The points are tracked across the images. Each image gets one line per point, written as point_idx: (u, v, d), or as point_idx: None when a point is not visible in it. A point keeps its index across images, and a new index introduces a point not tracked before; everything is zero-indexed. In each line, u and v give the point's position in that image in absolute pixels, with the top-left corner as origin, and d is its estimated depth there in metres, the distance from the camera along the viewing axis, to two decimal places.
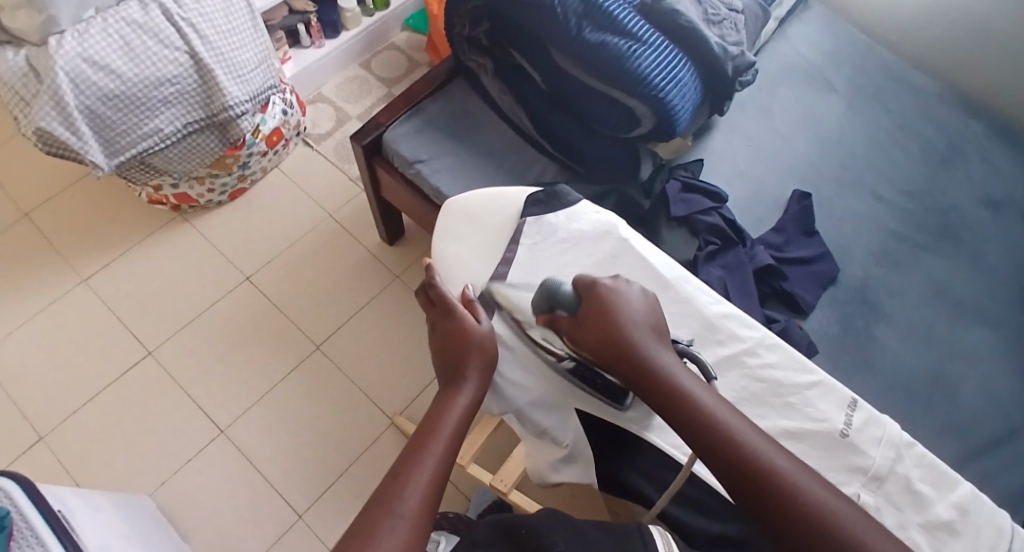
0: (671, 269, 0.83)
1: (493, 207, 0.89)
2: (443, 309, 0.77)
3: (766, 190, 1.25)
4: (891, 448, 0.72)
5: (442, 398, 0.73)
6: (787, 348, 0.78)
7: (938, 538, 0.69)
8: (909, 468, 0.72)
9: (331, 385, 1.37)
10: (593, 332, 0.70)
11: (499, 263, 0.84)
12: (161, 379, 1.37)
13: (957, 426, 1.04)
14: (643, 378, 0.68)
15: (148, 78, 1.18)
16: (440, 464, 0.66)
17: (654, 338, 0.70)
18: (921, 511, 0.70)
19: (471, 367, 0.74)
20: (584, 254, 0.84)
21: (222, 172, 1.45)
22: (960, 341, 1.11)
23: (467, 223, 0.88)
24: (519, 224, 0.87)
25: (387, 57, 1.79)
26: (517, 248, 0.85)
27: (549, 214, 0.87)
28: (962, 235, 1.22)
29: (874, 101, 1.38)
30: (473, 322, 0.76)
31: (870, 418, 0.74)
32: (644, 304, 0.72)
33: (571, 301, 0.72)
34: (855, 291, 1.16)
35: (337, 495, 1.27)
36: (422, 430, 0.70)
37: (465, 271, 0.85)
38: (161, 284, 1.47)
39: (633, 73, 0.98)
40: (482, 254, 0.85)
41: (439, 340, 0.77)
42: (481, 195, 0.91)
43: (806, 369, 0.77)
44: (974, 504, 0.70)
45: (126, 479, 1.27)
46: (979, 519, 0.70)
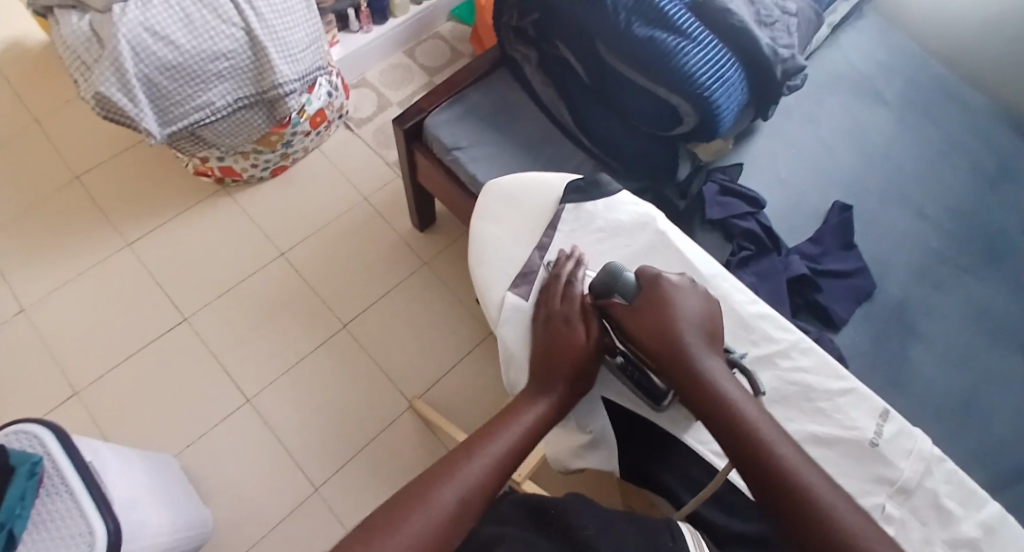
0: (707, 266, 0.83)
1: (534, 192, 0.90)
2: (556, 310, 0.75)
3: (806, 200, 1.24)
4: (921, 461, 0.71)
5: (520, 394, 0.73)
6: (822, 352, 0.77)
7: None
8: (938, 484, 0.70)
9: (355, 364, 1.40)
10: (646, 325, 0.69)
11: (534, 249, 0.85)
12: (193, 345, 1.41)
13: (988, 452, 1.02)
14: (687, 379, 0.67)
15: (203, 52, 1.21)
16: (502, 462, 0.66)
17: (708, 344, 0.69)
18: (947, 528, 0.69)
19: (557, 373, 0.72)
20: (621, 244, 0.84)
21: (266, 149, 1.48)
22: (996, 366, 1.09)
23: (506, 205, 0.89)
24: (558, 210, 0.87)
25: (432, 45, 1.81)
26: (555, 234, 0.85)
27: (588, 203, 0.87)
28: (1007, 259, 1.19)
29: (923, 117, 1.35)
30: (582, 329, 0.73)
31: (902, 430, 0.73)
32: (703, 309, 0.70)
33: (631, 289, 0.71)
34: (890, 308, 1.14)
35: (355, 472, 1.29)
36: (492, 422, 0.70)
37: (500, 252, 0.85)
38: (199, 253, 1.51)
39: (680, 71, 0.98)
40: (517, 237, 0.86)
41: (543, 337, 0.74)
42: (522, 180, 0.91)
43: (839, 376, 0.75)
44: (1002, 524, 0.69)
45: (153, 439, 1.31)
46: (1005, 540, 0.68)
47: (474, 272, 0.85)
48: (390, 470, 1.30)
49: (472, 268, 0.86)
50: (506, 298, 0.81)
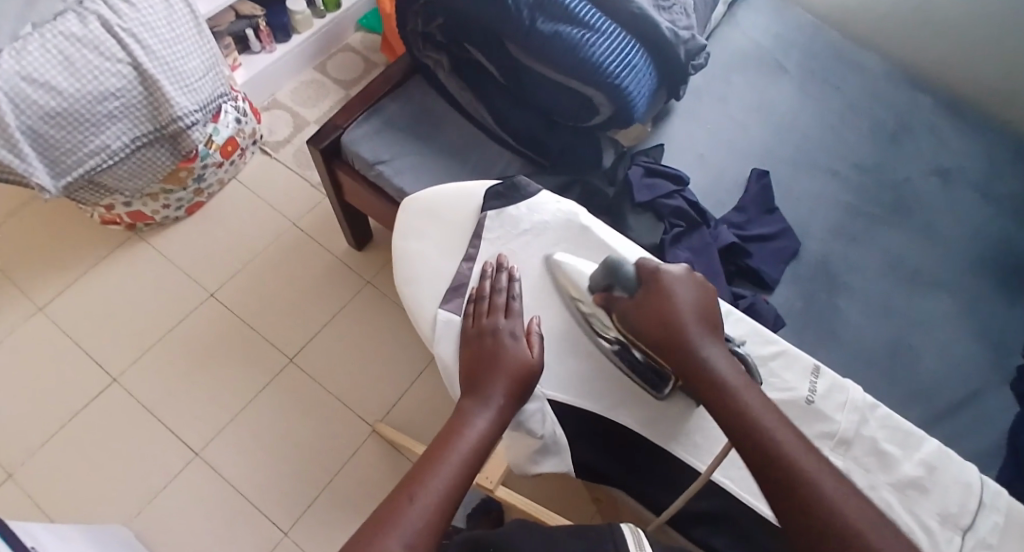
0: (631, 254, 0.85)
1: (454, 204, 0.89)
2: (484, 326, 0.76)
3: (726, 171, 1.27)
4: (855, 411, 0.74)
5: (459, 416, 0.71)
6: (751, 322, 0.81)
7: (908, 496, 0.71)
8: (874, 430, 0.74)
9: (305, 397, 1.35)
10: (651, 317, 0.71)
11: (464, 260, 0.84)
12: (129, 404, 1.33)
13: (921, 389, 1.08)
14: (688, 366, 0.68)
15: (90, 93, 1.14)
16: (444, 496, 0.64)
17: (707, 331, 0.70)
18: (890, 471, 0.72)
19: (497, 391, 0.72)
20: (547, 244, 0.84)
21: (176, 187, 1.41)
22: (918, 307, 1.15)
23: (430, 220, 0.88)
24: (481, 219, 0.86)
25: (341, 59, 1.77)
26: (481, 244, 0.85)
27: (510, 206, 0.87)
28: (915, 205, 1.26)
29: (824, 78, 1.41)
30: (509, 340, 0.75)
31: (833, 384, 0.76)
32: (702, 298, 0.72)
33: (632, 282, 0.73)
34: (816, 265, 1.19)
35: (320, 508, 1.25)
36: (432, 452, 0.68)
37: (430, 270, 0.84)
38: (121, 305, 1.43)
39: (589, 63, 0.99)
40: (445, 252, 0.85)
41: (471, 353, 0.76)
42: (444, 191, 0.90)
43: (770, 341, 0.79)
44: (941, 460, 0.73)
45: (98, 510, 1.24)
46: (946, 475, 0.72)
47: (407, 292, 0.84)
48: (357, 500, 1.27)
49: (405, 288, 0.84)
50: (438, 314, 0.81)
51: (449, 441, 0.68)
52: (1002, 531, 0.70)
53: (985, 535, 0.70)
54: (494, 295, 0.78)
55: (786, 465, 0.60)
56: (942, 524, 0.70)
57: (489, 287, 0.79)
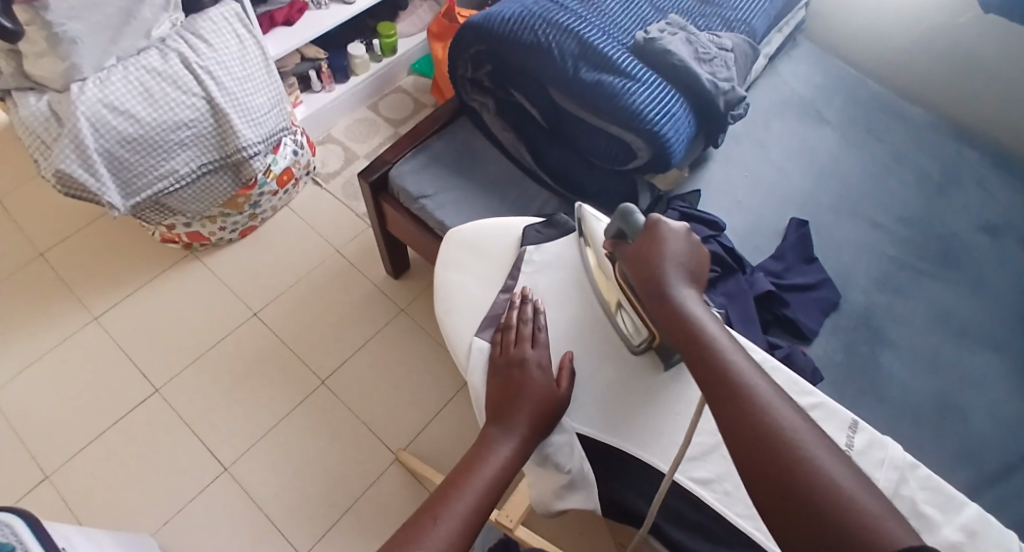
0: None
1: (494, 237, 0.93)
2: (509, 353, 0.78)
3: (764, 219, 1.28)
4: (894, 470, 0.73)
5: (484, 442, 0.74)
6: (788, 371, 0.80)
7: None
8: (914, 490, 0.72)
9: (337, 421, 1.38)
10: (638, 262, 0.73)
11: (500, 291, 0.86)
12: (168, 416, 1.38)
13: (967, 450, 1.04)
14: (661, 305, 0.70)
15: (165, 122, 1.22)
16: (465, 519, 0.68)
17: (687, 277, 0.71)
18: (929, 534, 0.69)
19: (522, 422, 0.74)
20: (583, 278, 0.86)
21: (233, 211, 1.48)
22: (963, 364, 1.12)
23: (468, 253, 0.92)
24: (520, 253, 0.89)
25: (394, 99, 1.85)
26: (520, 276, 0.87)
27: (548, 243, 0.90)
28: (961, 260, 1.24)
29: (868, 133, 1.41)
30: (535, 371, 0.77)
31: (872, 440, 0.75)
32: (695, 252, 0.73)
33: (637, 230, 0.75)
34: (856, 317, 1.17)
35: (342, 533, 1.27)
36: (457, 475, 0.72)
37: (466, 297, 0.87)
38: (169, 321, 1.49)
39: (628, 110, 1.02)
40: (481, 281, 0.89)
41: (496, 379, 0.78)
42: (484, 226, 0.94)
43: (807, 392, 0.78)
44: (981, 525, 0.70)
45: (130, 518, 1.28)
46: (987, 541, 0.69)
47: (441, 320, 0.87)
48: (381, 524, 1.28)
49: (442, 316, 0.87)
50: (472, 342, 0.83)
51: (472, 466, 0.72)
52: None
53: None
54: (521, 325, 0.80)
55: (741, 394, 0.61)
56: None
57: (515, 317, 0.81)
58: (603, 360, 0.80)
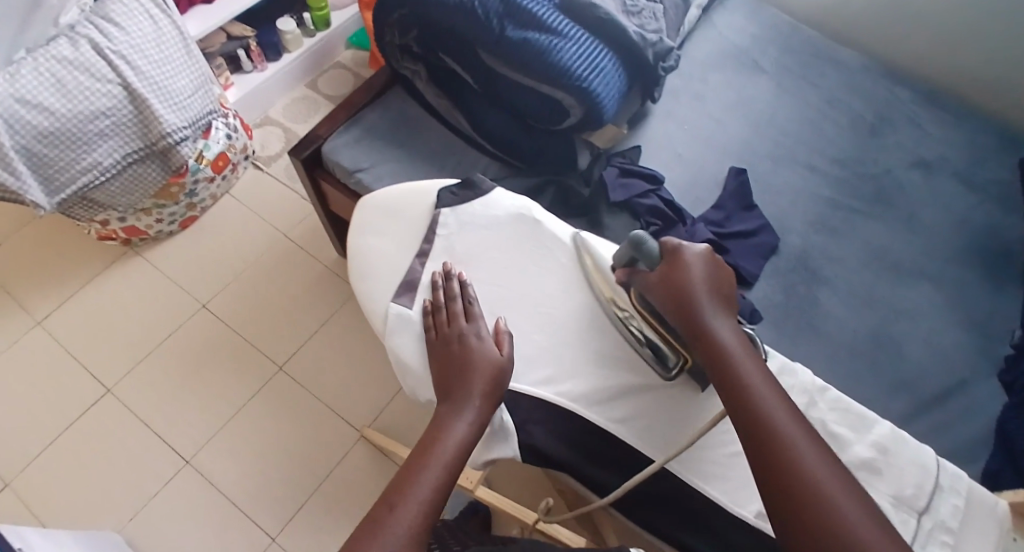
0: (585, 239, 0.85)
1: (411, 201, 0.91)
2: (447, 333, 0.78)
3: (704, 171, 1.29)
4: (804, 394, 0.74)
5: (438, 423, 0.72)
6: None
7: (860, 477, 0.69)
8: (824, 413, 0.73)
9: (296, 405, 1.37)
10: (663, 286, 0.72)
11: (416, 256, 0.86)
12: (122, 415, 1.36)
13: (903, 378, 1.08)
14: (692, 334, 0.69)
15: (81, 113, 1.18)
16: (426, 501, 0.67)
17: (718, 303, 0.71)
18: (841, 452, 0.71)
19: (470, 396, 0.73)
20: (502, 238, 0.86)
21: (168, 202, 1.43)
22: (899, 297, 1.15)
23: (383, 219, 0.91)
24: (435, 215, 0.88)
25: (332, 75, 1.81)
26: (434, 240, 0.86)
27: (464, 205, 0.88)
28: (896, 197, 1.27)
29: (803, 77, 1.42)
30: (473, 344, 0.76)
31: (782, 367, 0.75)
32: (720, 277, 0.73)
33: (654, 256, 0.74)
34: (795, 259, 1.19)
35: (309, 514, 1.27)
36: (414, 461, 0.70)
37: (384, 264, 0.87)
38: (116, 319, 1.46)
39: (557, 67, 1.01)
40: (398, 247, 0.88)
41: (438, 361, 0.77)
42: (398, 191, 0.93)
43: None
44: (894, 442, 0.71)
45: (92, 519, 1.26)
46: (900, 457, 0.70)
47: (360, 289, 0.86)
48: (347, 502, 1.28)
49: (359, 285, 0.87)
50: (389, 308, 0.83)
51: (428, 448, 0.71)
52: (962, 514, 0.68)
53: (944, 517, 0.68)
54: (449, 303, 0.80)
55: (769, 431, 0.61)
56: (896, 505, 0.68)
57: (444, 296, 0.80)
58: (523, 316, 0.81)
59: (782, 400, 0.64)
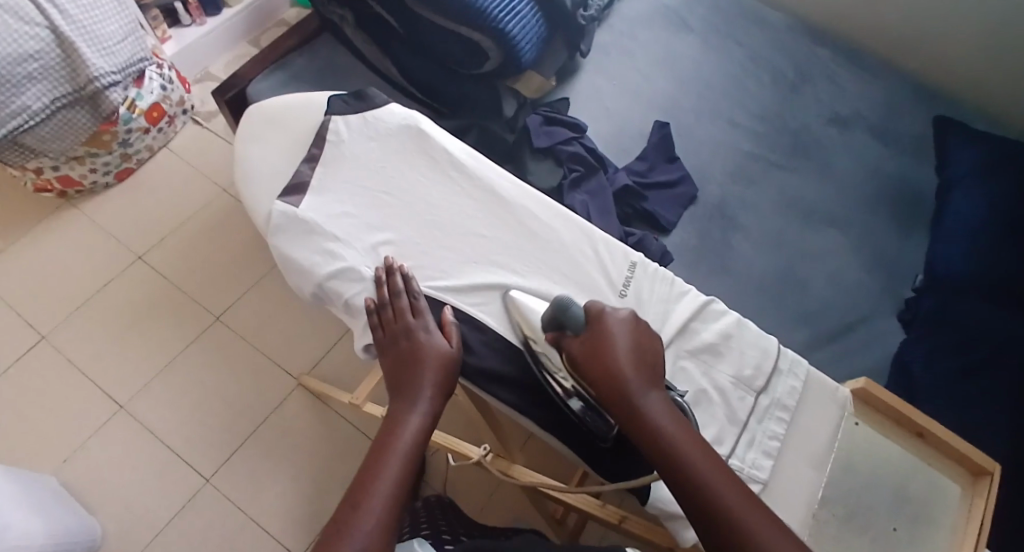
0: (471, 159, 0.87)
1: (300, 111, 0.92)
2: (397, 334, 0.73)
3: (629, 123, 1.33)
4: (661, 290, 0.78)
5: (391, 419, 0.68)
6: (580, 220, 0.83)
7: (704, 360, 0.75)
8: (679, 307, 0.77)
9: (233, 352, 1.39)
10: (592, 363, 0.67)
11: (306, 162, 0.86)
12: (57, 363, 1.37)
13: (806, 316, 1.15)
14: (624, 412, 0.64)
15: (10, 54, 1.18)
16: (391, 497, 0.61)
17: (647, 375, 0.66)
18: (687, 341, 0.76)
19: (425, 387, 0.70)
20: (391, 152, 0.87)
21: (101, 150, 1.43)
22: (808, 243, 1.22)
23: (269, 126, 0.92)
24: (324, 122, 0.89)
25: (274, 32, 1.81)
26: (323, 146, 0.87)
27: (356, 115, 0.89)
28: (812, 150, 1.32)
29: (729, 36, 1.46)
30: (425, 337, 0.73)
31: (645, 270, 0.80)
32: (644, 343, 0.68)
33: (580, 323, 0.69)
34: (712, 207, 1.25)
35: (245, 456, 1.30)
36: (371, 458, 0.65)
37: (267, 167, 0.89)
38: (51, 270, 1.46)
39: (475, 8, 1.05)
40: (283, 153, 0.90)
41: (390, 363, 0.72)
42: (288, 102, 0.94)
43: (590, 234, 0.82)
44: (739, 331, 0.76)
45: (27, 460, 1.28)
46: (742, 342, 0.76)
47: (243, 191, 0.88)
48: (285, 447, 1.31)
49: (245, 188, 0.89)
50: (274, 207, 0.82)
51: (384, 444, 0.66)
52: (799, 394, 0.75)
53: (782, 396, 0.75)
54: (397, 298, 0.75)
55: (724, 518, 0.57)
56: (736, 385, 0.74)
57: (387, 293, 0.75)
58: (404, 221, 0.82)
59: (728, 478, 0.60)
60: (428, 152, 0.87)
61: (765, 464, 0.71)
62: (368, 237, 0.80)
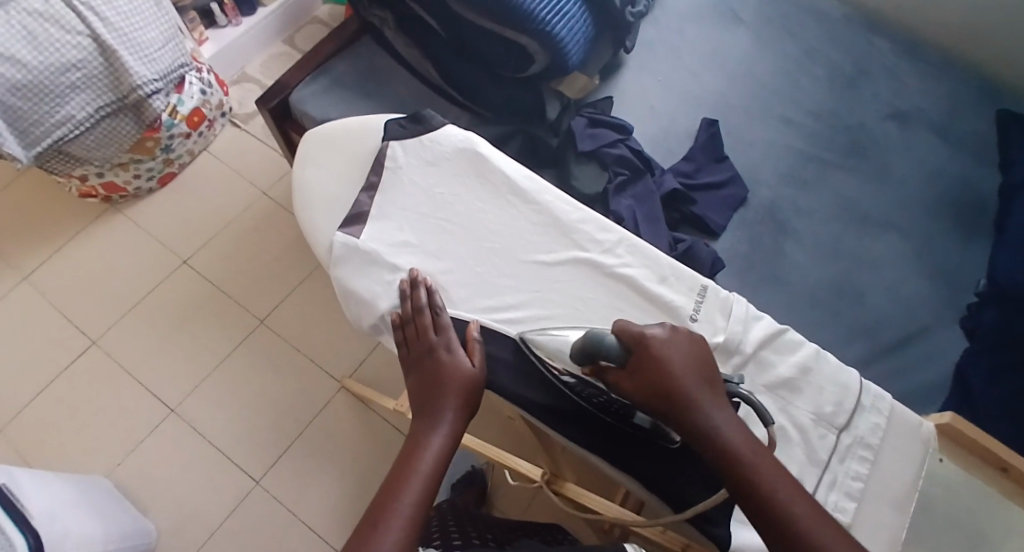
0: (530, 182, 0.84)
1: (357, 133, 0.91)
2: (420, 349, 0.73)
3: (676, 122, 1.29)
4: (738, 322, 0.74)
5: (413, 438, 0.68)
6: (644, 246, 0.80)
7: (780, 396, 0.71)
8: (756, 339, 0.73)
9: (277, 356, 1.40)
10: (641, 382, 0.63)
11: (365, 190, 0.85)
12: (108, 367, 1.39)
13: (862, 325, 1.11)
14: (682, 428, 0.61)
15: (53, 65, 1.19)
16: (411, 514, 0.61)
17: (703, 387, 0.62)
18: (764, 375, 0.72)
19: (446, 405, 0.69)
20: (448, 176, 0.85)
21: (145, 157, 1.44)
22: (865, 249, 1.17)
23: (328, 149, 0.91)
24: (384, 147, 0.87)
25: (310, 31, 1.79)
26: (382, 173, 0.85)
27: (413, 138, 0.87)
28: (868, 150, 1.27)
29: (780, 29, 1.40)
30: (446, 353, 0.72)
31: (717, 300, 0.76)
32: (692, 347, 0.64)
33: (619, 351, 0.64)
34: (763, 211, 1.20)
35: (292, 461, 1.31)
36: (392, 476, 0.64)
37: (327, 197, 0.88)
38: (99, 273, 1.48)
39: (521, 10, 1.02)
40: (344, 179, 0.88)
41: (416, 380, 0.72)
42: (346, 123, 0.93)
43: (657, 262, 0.79)
44: (817, 363, 0.72)
45: (82, 463, 1.30)
46: (820, 376, 0.72)
47: (302, 218, 0.87)
48: (330, 451, 1.32)
49: (303, 213, 0.88)
50: (335, 239, 0.81)
51: (409, 461, 0.65)
52: (882, 432, 0.71)
53: (865, 434, 0.71)
54: (418, 313, 0.74)
55: (788, 529, 0.56)
56: (816, 423, 0.70)
57: (410, 308, 0.75)
58: (465, 249, 0.80)
59: (790, 489, 0.58)
60: (485, 177, 0.84)
61: (847, 506, 0.68)
62: (430, 266, 0.79)
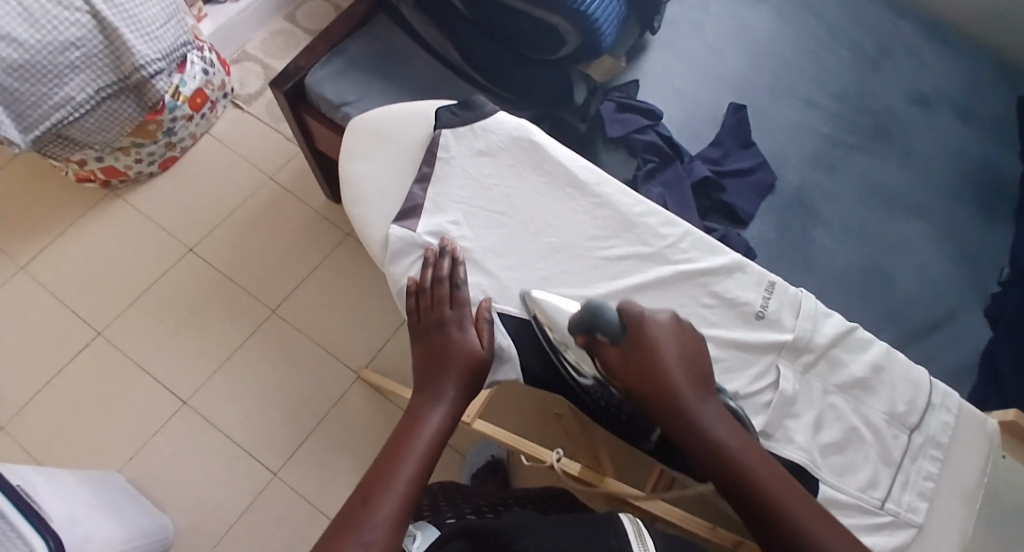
0: (590, 174, 0.82)
1: (403, 122, 0.88)
2: (431, 321, 0.73)
3: (702, 105, 1.26)
4: (807, 320, 0.73)
5: (414, 412, 0.68)
6: (706, 238, 0.79)
7: (853, 395, 0.72)
8: (827, 336, 0.73)
9: (290, 345, 1.36)
10: (637, 370, 0.64)
11: (416, 183, 0.82)
12: (114, 359, 1.34)
13: (893, 311, 1.10)
14: (679, 424, 0.63)
15: (51, 43, 1.12)
16: (411, 484, 0.61)
17: (699, 386, 0.64)
18: (834, 375, 0.72)
19: (450, 384, 0.69)
20: (504, 167, 0.83)
21: (146, 140, 1.38)
22: (893, 235, 1.16)
23: (375, 141, 0.87)
24: (436, 136, 0.84)
25: (311, 6, 1.72)
26: (435, 162, 0.82)
27: (464, 127, 0.84)
28: (893, 134, 1.25)
29: (802, 9, 1.37)
30: (458, 331, 0.71)
31: (784, 296, 0.76)
32: (689, 349, 0.66)
33: (615, 327, 0.66)
34: (792, 197, 1.18)
35: (309, 452, 1.28)
36: (392, 446, 0.65)
37: (375, 187, 0.84)
38: (101, 262, 1.43)
39: None
40: (390, 168, 0.85)
41: (422, 350, 0.73)
42: (390, 110, 0.89)
43: (723, 254, 0.77)
44: (887, 360, 0.73)
45: (92, 459, 1.26)
46: (893, 375, 0.73)
47: (353, 214, 0.84)
48: (347, 442, 1.29)
49: (351, 209, 0.84)
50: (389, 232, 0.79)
51: (408, 436, 0.65)
52: (952, 430, 0.72)
53: (936, 433, 0.71)
54: (435, 286, 0.74)
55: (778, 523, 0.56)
56: (889, 422, 0.71)
57: (431, 277, 0.75)
58: (524, 243, 0.78)
59: (788, 487, 0.58)
60: (542, 168, 0.82)
61: (920, 506, 0.69)
62: (490, 262, 0.77)
